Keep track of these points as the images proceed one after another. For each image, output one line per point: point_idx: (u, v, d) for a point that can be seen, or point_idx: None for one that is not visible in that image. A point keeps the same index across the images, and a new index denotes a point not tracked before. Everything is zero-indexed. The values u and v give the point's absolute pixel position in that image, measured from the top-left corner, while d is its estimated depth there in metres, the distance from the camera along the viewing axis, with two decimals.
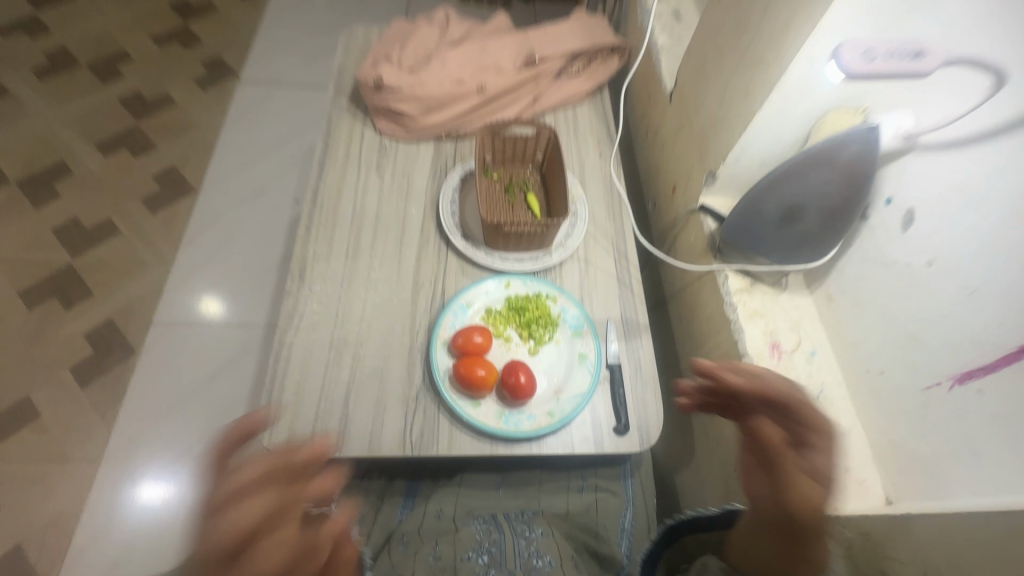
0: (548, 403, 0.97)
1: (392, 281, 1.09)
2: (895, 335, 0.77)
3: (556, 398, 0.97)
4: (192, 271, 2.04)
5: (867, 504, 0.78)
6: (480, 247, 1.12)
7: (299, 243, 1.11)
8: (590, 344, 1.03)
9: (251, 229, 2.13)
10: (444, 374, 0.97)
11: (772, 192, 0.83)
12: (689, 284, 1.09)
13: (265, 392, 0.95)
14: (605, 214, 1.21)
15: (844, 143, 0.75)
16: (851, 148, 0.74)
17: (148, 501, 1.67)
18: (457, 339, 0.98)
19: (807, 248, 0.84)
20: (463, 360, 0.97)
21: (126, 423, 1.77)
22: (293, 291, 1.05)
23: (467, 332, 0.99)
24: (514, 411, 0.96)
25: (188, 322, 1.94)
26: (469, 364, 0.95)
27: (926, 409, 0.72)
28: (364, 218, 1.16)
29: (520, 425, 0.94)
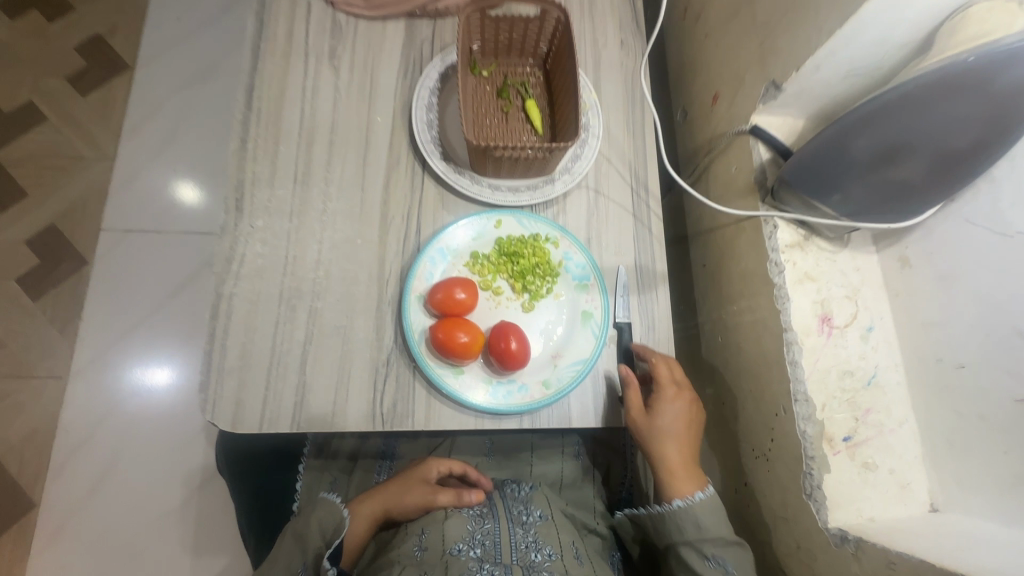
0: (543, 372, 0.82)
1: (355, 215, 0.87)
2: (992, 326, 0.61)
3: (553, 365, 0.82)
4: (138, 166, 1.62)
5: (906, 510, 0.67)
6: (465, 172, 0.89)
7: (233, 163, 0.87)
8: (597, 300, 0.84)
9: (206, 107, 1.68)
10: (419, 336, 0.81)
11: (870, 133, 0.60)
12: (722, 227, 0.89)
13: (204, 356, 0.79)
14: (625, 126, 0.95)
15: (998, 69, 0.52)
16: (1006, 77, 0.52)
17: (128, 413, 1.46)
18: (434, 294, 0.80)
19: (897, 201, 0.64)
20: (442, 321, 0.80)
21: (89, 332, 1.50)
22: (230, 227, 0.84)
23: (446, 287, 0.80)
24: (504, 381, 0.81)
25: (144, 230, 1.57)
26: (448, 328, 0.78)
27: (1016, 422, 0.58)
28: (316, 128, 0.90)
29: (510, 397, 0.80)
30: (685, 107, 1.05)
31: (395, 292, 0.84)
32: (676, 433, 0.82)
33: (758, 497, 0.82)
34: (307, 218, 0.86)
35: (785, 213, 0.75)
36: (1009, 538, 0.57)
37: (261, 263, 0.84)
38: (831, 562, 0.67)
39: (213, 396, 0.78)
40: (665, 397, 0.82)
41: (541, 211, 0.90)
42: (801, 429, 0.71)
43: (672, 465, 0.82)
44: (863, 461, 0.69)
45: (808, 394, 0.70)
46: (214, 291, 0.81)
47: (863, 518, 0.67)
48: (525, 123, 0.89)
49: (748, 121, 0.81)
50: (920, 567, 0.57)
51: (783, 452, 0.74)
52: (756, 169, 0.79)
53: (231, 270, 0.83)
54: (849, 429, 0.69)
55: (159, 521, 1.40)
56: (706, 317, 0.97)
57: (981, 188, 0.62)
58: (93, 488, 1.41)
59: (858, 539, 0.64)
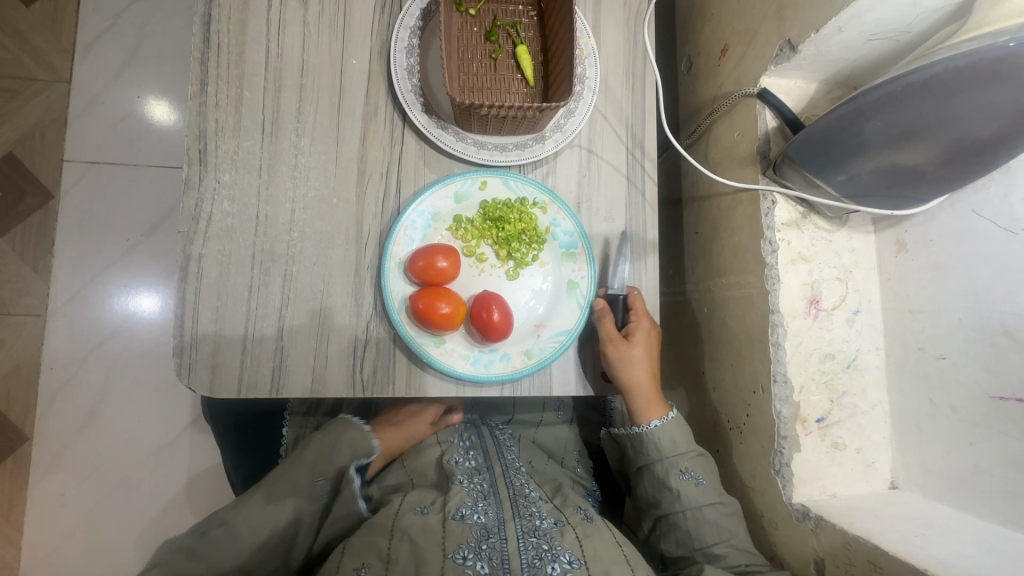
0: (526, 341, 0.80)
1: (329, 171, 0.81)
2: (981, 322, 0.60)
3: (536, 335, 0.81)
4: (95, 92, 1.45)
5: (867, 487, 0.70)
6: (448, 126, 0.82)
7: (192, 109, 0.79)
8: (583, 269, 0.82)
9: (170, 17, 1.48)
10: (399, 305, 0.78)
11: (879, 119, 0.57)
12: (719, 195, 0.86)
13: (175, 319, 0.76)
14: (624, 77, 0.87)
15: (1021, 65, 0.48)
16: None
17: (114, 350, 1.41)
18: (415, 262, 0.77)
19: (905, 185, 0.61)
20: (423, 290, 0.77)
21: (63, 269, 1.41)
22: (194, 182, 0.78)
23: (428, 253, 0.77)
24: (485, 349, 0.80)
25: (112, 161, 1.44)
26: (428, 298, 0.75)
27: (990, 418, 0.59)
28: (284, 71, 0.81)
29: (491, 366, 0.79)
30: (690, 56, 0.98)
31: (373, 256, 0.81)
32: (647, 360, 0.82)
33: (729, 464, 0.85)
34: (278, 172, 0.80)
35: (786, 188, 0.73)
36: (963, 524, 0.60)
37: (229, 222, 0.78)
38: (792, 532, 0.71)
39: (188, 360, 0.76)
40: (640, 326, 0.82)
41: (529, 172, 0.84)
42: (776, 409, 0.72)
43: (643, 388, 0.81)
44: (833, 441, 0.70)
45: (788, 376, 0.71)
46: (180, 251, 0.77)
47: (826, 495, 0.70)
48: (516, 73, 0.81)
49: (757, 83, 0.75)
50: (874, 551, 0.60)
51: (757, 427, 0.76)
52: (760, 138, 0.75)
53: (198, 228, 0.78)
54: (823, 411, 0.70)
55: (155, 456, 1.38)
56: (695, 285, 0.95)
57: (994, 177, 0.59)
58: (85, 424, 1.37)
59: (819, 517, 0.67)
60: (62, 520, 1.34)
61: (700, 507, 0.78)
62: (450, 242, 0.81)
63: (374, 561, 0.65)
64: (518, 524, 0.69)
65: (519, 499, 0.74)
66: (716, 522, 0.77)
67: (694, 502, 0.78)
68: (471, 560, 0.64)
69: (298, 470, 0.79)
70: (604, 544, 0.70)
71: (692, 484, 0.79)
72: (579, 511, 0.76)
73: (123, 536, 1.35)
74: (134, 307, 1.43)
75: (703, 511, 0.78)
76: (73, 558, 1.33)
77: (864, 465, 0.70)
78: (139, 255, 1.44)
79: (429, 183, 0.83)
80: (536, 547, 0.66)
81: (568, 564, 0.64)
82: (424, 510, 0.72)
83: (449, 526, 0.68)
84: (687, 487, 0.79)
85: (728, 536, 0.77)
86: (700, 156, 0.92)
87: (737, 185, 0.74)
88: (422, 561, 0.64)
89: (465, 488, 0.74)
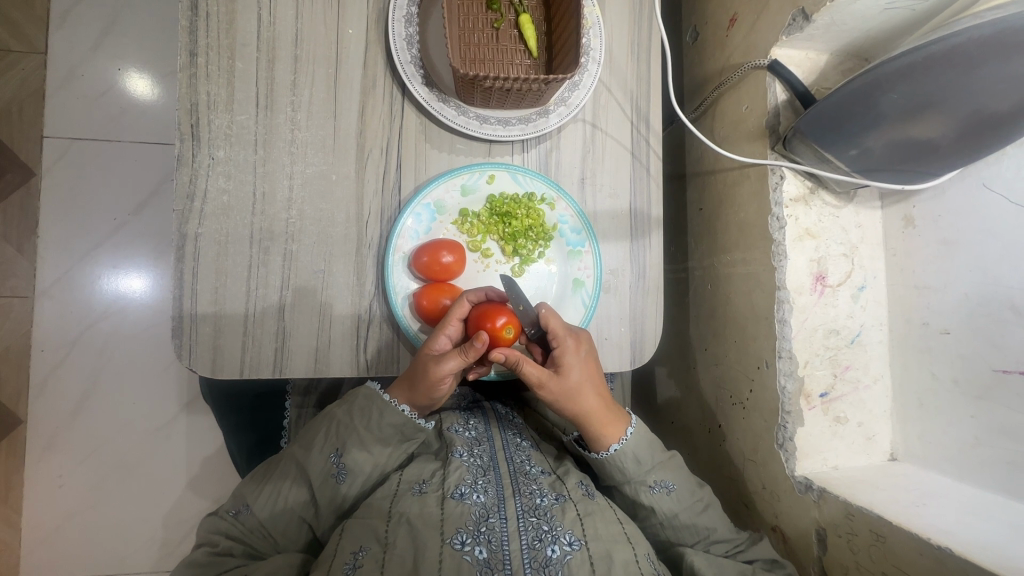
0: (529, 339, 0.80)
1: (327, 147, 0.78)
2: (987, 298, 0.60)
3: None
4: (74, 63, 1.39)
5: (868, 459, 0.72)
6: (449, 100, 0.79)
7: (183, 82, 0.76)
8: (590, 266, 0.81)
9: None
10: (403, 299, 0.77)
11: (893, 88, 0.56)
12: (725, 169, 0.85)
13: (173, 300, 0.74)
14: (629, 48, 0.84)
15: None
16: None
17: (106, 332, 1.38)
18: (419, 257, 0.76)
19: (917, 159, 0.60)
20: (428, 285, 0.77)
21: (48, 250, 1.37)
22: (187, 158, 0.75)
23: (433, 249, 0.75)
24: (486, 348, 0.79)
25: (95, 137, 1.39)
26: (432, 294, 0.76)
27: (991, 393, 0.60)
28: (278, 40, 0.78)
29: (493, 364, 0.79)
30: (696, 26, 0.96)
31: (375, 235, 0.79)
32: (588, 383, 0.75)
33: (730, 438, 0.86)
34: (274, 147, 0.77)
35: (794, 163, 0.72)
36: (959, 492, 0.62)
37: (226, 200, 0.76)
38: (794, 504, 0.73)
39: (187, 343, 0.75)
40: (568, 350, 0.73)
41: (533, 147, 0.82)
42: (781, 384, 0.72)
43: (592, 413, 0.76)
44: (836, 415, 0.71)
45: (793, 351, 0.71)
46: (175, 230, 0.74)
47: (828, 467, 0.72)
48: (518, 43, 0.79)
49: (768, 54, 0.74)
50: (876, 520, 0.61)
51: (761, 403, 0.77)
52: (769, 111, 0.74)
53: (193, 205, 0.75)
54: (827, 385, 0.71)
55: (154, 437, 1.38)
56: (699, 262, 0.95)
57: (1007, 152, 0.59)
58: (79, 407, 1.36)
59: (822, 489, 0.68)
60: (63, 501, 1.34)
61: (677, 515, 0.75)
62: (455, 237, 0.80)
63: (372, 544, 0.65)
64: (519, 502, 0.69)
65: (520, 476, 0.74)
66: (693, 524, 0.75)
67: (669, 513, 0.75)
68: (470, 545, 0.64)
69: (368, 429, 0.77)
70: (606, 522, 0.70)
71: (664, 496, 0.75)
72: (580, 485, 0.76)
73: (127, 515, 1.35)
74: (124, 290, 1.40)
75: (679, 517, 0.75)
76: (78, 538, 1.33)
77: (866, 440, 0.71)
78: (129, 234, 1.41)
79: (430, 158, 0.81)
80: (535, 528, 0.66)
81: (568, 546, 0.65)
82: (423, 488, 0.72)
83: (447, 505, 0.68)
84: (659, 500, 0.75)
85: (707, 533, 0.75)
86: (705, 130, 0.91)
87: (746, 160, 0.73)
88: (420, 544, 0.64)
89: (465, 463, 0.74)
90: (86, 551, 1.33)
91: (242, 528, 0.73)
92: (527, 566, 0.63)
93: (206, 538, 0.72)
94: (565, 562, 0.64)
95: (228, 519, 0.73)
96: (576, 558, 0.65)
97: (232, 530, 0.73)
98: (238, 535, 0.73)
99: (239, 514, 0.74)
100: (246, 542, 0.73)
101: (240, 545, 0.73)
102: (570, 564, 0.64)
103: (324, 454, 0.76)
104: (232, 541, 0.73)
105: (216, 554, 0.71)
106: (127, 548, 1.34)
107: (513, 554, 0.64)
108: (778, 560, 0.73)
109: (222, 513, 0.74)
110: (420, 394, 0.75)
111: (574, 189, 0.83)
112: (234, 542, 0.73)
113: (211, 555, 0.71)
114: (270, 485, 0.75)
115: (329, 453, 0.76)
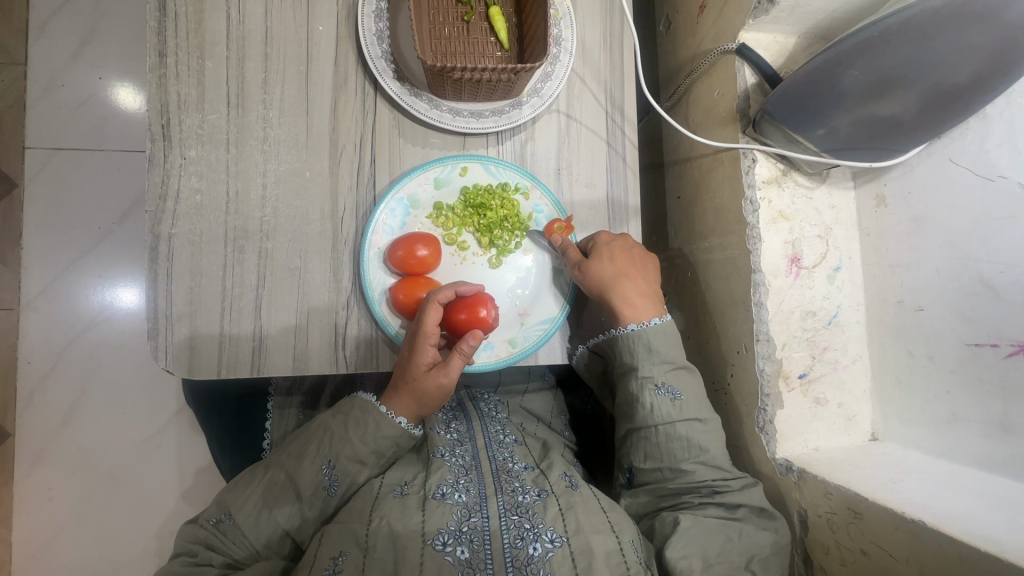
0: (510, 329, 0.79)
1: (301, 144, 0.78)
2: (957, 274, 0.60)
3: (522, 323, 0.80)
4: (53, 71, 1.38)
5: (849, 440, 0.71)
6: (421, 94, 0.79)
7: (152, 83, 0.75)
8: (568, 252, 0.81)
9: None
10: (380, 294, 0.77)
11: (856, 66, 0.56)
12: (700, 156, 0.85)
13: (148, 301, 0.74)
14: (601, 38, 0.85)
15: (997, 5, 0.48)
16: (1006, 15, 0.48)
17: (91, 342, 1.38)
18: (394, 252, 0.75)
19: (883, 136, 0.60)
20: (405, 279, 0.77)
21: (32, 260, 1.36)
22: (158, 159, 0.75)
23: (409, 242, 0.75)
24: None
25: (76, 146, 1.39)
26: (409, 288, 0.76)
27: (966, 368, 0.60)
28: (247, 39, 0.77)
29: (476, 356, 0.78)
30: (668, 15, 0.96)
31: (351, 231, 0.79)
32: (625, 268, 0.77)
33: None
34: (246, 146, 0.77)
35: (766, 145, 0.72)
36: (938, 469, 0.62)
37: (200, 200, 0.76)
38: (776, 488, 0.73)
39: (164, 344, 0.74)
40: (601, 242, 0.77)
41: (507, 140, 0.82)
42: (760, 366, 0.72)
43: (625, 294, 0.77)
44: (815, 397, 0.71)
45: (771, 334, 0.71)
46: (149, 231, 0.74)
47: (809, 449, 0.71)
48: (489, 35, 0.79)
49: (736, 38, 0.74)
50: (854, 498, 0.61)
51: (742, 388, 0.77)
52: (739, 95, 0.74)
53: (167, 205, 0.75)
54: (805, 366, 0.71)
55: (143, 445, 1.37)
56: (680, 249, 0.95)
57: (971, 125, 0.59)
58: (66, 417, 1.35)
59: (801, 470, 0.68)
60: (52, 513, 1.32)
61: (672, 422, 0.75)
62: (431, 230, 0.80)
63: (353, 548, 0.65)
64: (500, 501, 0.69)
65: (502, 474, 0.74)
66: (687, 438, 0.75)
67: (666, 418, 0.75)
68: (451, 546, 0.64)
69: (363, 440, 0.76)
70: (589, 513, 0.70)
71: (667, 399, 0.75)
72: (564, 476, 0.76)
73: (117, 526, 1.34)
74: (108, 300, 1.39)
75: (675, 427, 0.75)
76: (69, 551, 1.32)
77: (848, 423, 0.71)
78: (112, 241, 1.40)
79: (404, 153, 0.80)
80: (517, 526, 0.66)
81: (550, 543, 0.65)
82: (405, 490, 0.71)
83: (429, 507, 0.67)
84: (660, 402, 0.75)
85: (698, 453, 0.74)
86: (680, 117, 0.91)
87: (718, 144, 0.73)
88: (402, 548, 0.64)
89: (447, 463, 0.74)
90: (76, 562, 1.32)
91: (224, 538, 0.73)
92: (510, 566, 0.63)
93: (185, 548, 0.73)
94: (547, 559, 0.64)
95: (207, 528, 0.74)
96: (558, 555, 0.64)
97: (212, 540, 0.73)
98: (219, 545, 0.73)
99: (220, 523, 0.74)
100: (226, 553, 0.73)
101: (220, 556, 0.72)
102: (552, 561, 0.64)
103: (315, 466, 0.75)
104: (214, 551, 0.72)
105: (194, 564, 0.71)
106: (117, 560, 1.33)
107: (495, 554, 0.64)
108: (766, 508, 0.71)
109: (203, 521, 0.74)
110: (419, 401, 0.76)
111: (550, 179, 0.83)
112: (214, 552, 0.72)
113: (189, 565, 0.71)
114: (255, 496, 0.75)
115: (321, 466, 0.75)
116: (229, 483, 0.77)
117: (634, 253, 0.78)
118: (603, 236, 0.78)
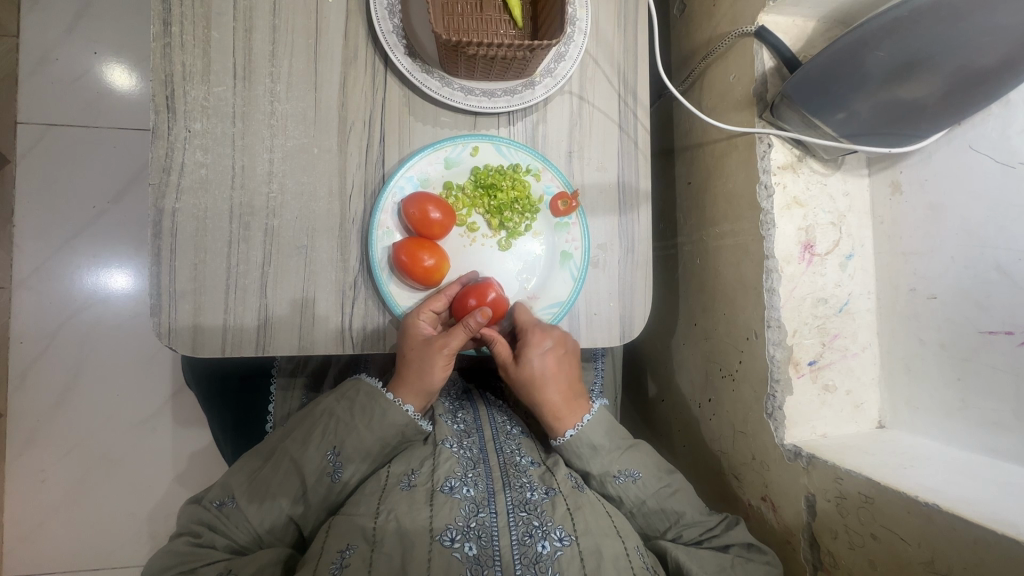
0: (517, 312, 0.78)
1: (309, 119, 0.77)
2: (973, 262, 0.60)
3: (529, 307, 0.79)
4: (49, 44, 1.35)
5: (856, 427, 0.72)
6: (433, 72, 0.77)
7: (156, 52, 0.73)
8: (578, 237, 0.80)
9: None
10: (387, 264, 0.76)
11: (883, 46, 0.56)
12: (713, 142, 0.85)
13: (150, 278, 0.72)
14: (616, 19, 0.83)
15: None
16: None
17: (86, 323, 1.35)
18: (407, 212, 0.74)
19: (905, 120, 0.60)
20: (408, 240, 0.74)
21: (24, 239, 1.33)
22: (162, 131, 0.73)
23: (421, 203, 0.74)
24: None
25: (72, 122, 1.35)
26: (412, 250, 0.73)
27: (979, 355, 0.60)
28: (254, 9, 0.75)
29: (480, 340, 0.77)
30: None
31: (358, 210, 0.77)
32: (549, 375, 0.78)
33: (720, 413, 0.86)
34: (252, 122, 0.75)
35: (782, 130, 0.71)
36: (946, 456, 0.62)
37: (204, 175, 0.74)
38: (782, 474, 0.73)
39: (166, 322, 0.73)
40: (530, 346, 0.76)
41: (519, 121, 0.81)
42: (770, 353, 0.72)
43: (548, 402, 0.79)
44: (824, 384, 0.71)
45: (782, 320, 0.71)
46: (152, 205, 0.72)
47: (816, 436, 0.72)
48: (503, 13, 0.77)
49: (755, 20, 0.73)
50: (865, 483, 0.61)
51: (750, 375, 0.77)
52: (757, 79, 0.73)
53: (170, 179, 0.73)
54: (816, 353, 0.71)
55: (139, 428, 1.35)
56: (688, 237, 0.94)
57: (992, 111, 0.59)
58: (60, 398, 1.33)
59: (811, 456, 0.68)
60: (46, 496, 1.31)
61: (644, 502, 0.77)
62: None
63: (360, 542, 0.64)
64: (508, 496, 0.69)
65: (510, 470, 0.74)
66: (662, 508, 0.76)
67: (637, 499, 0.77)
68: (459, 542, 0.63)
69: (369, 428, 0.75)
70: (596, 515, 0.70)
71: (629, 483, 0.77)
72: (570, 477, 0.76)
73: (112, 509, 1.33)
74: (104, 282, 1.37)
75: (647, 503, 0.77)
76: (62, 533, 1.31)
77: (855, 411, 0.71)
78: (108, 219, 1.37)
79: (414, 132, 0.79)
80: (526, 523, 0.66)
81: (559, 541, 0.65)
82: (412, 483, 0.71)
83: (436, 501, 0.67)
84: (625, 489, 0.77)
85: (677, 518, 0.76)
86: (693, 103, 0.90)
87: (733, 128, 0.73)
88: (409, 545, 0.63)
89: (455, 454, 0.75)
90: (70, 544, 1.31)
91: (226, 520, 0.71)
92: (517, 564, 0.62)
93: (188, 528, 0.71)
94: (556, 558, 0.64)
95: (211, 510, 0.72)
96: (567, 554, 0.64)
97: (215, 522, 0.71)
98: (222, 527, 0.71)
99: (223, 505, 0.72)
100: (228, 536, 0.71)
101: (222, 538, 0.70)
102: (560, 560, 0.64)
103: (319, 451, 0.74)
104: (216, 533, 0.71)
105: (197, 544, 0.69)
106: (113, 542, 1.32)
107: (502, 552, 0.63)
108: (755, 544, 0.73)
109: (205, 503, 0.73)
110: (414, 380, 0.76)
111: (561, 163, 0.82)
112: (216, 534, 0.71)
113: (192, 545, 0.69)
114: (261, 480, 0.74)
115: (325, 450, 0.74)
116: (235, 465, 0.76)
117: (559, 353, 0.78)
118: (526, 338, 0.77)
